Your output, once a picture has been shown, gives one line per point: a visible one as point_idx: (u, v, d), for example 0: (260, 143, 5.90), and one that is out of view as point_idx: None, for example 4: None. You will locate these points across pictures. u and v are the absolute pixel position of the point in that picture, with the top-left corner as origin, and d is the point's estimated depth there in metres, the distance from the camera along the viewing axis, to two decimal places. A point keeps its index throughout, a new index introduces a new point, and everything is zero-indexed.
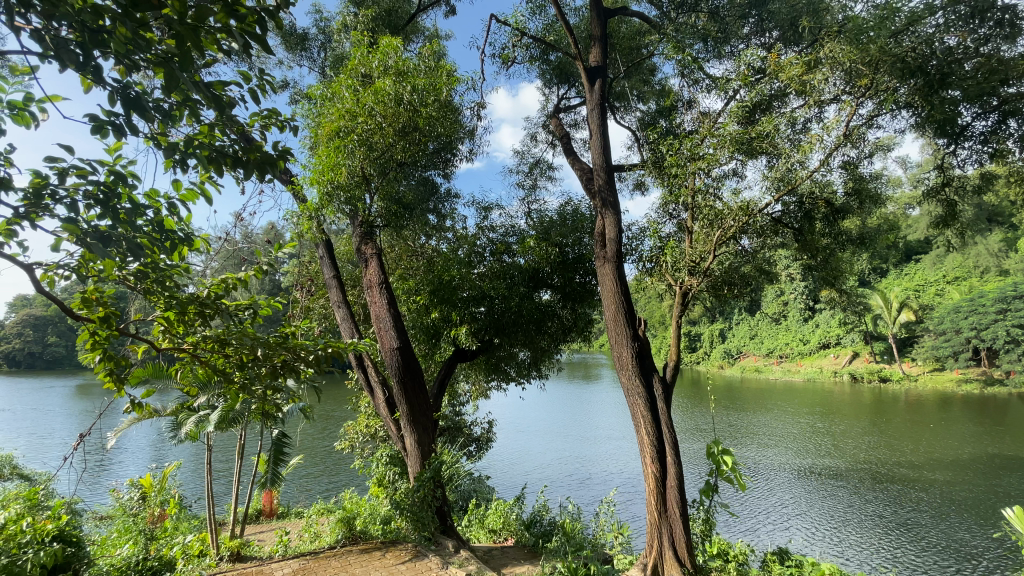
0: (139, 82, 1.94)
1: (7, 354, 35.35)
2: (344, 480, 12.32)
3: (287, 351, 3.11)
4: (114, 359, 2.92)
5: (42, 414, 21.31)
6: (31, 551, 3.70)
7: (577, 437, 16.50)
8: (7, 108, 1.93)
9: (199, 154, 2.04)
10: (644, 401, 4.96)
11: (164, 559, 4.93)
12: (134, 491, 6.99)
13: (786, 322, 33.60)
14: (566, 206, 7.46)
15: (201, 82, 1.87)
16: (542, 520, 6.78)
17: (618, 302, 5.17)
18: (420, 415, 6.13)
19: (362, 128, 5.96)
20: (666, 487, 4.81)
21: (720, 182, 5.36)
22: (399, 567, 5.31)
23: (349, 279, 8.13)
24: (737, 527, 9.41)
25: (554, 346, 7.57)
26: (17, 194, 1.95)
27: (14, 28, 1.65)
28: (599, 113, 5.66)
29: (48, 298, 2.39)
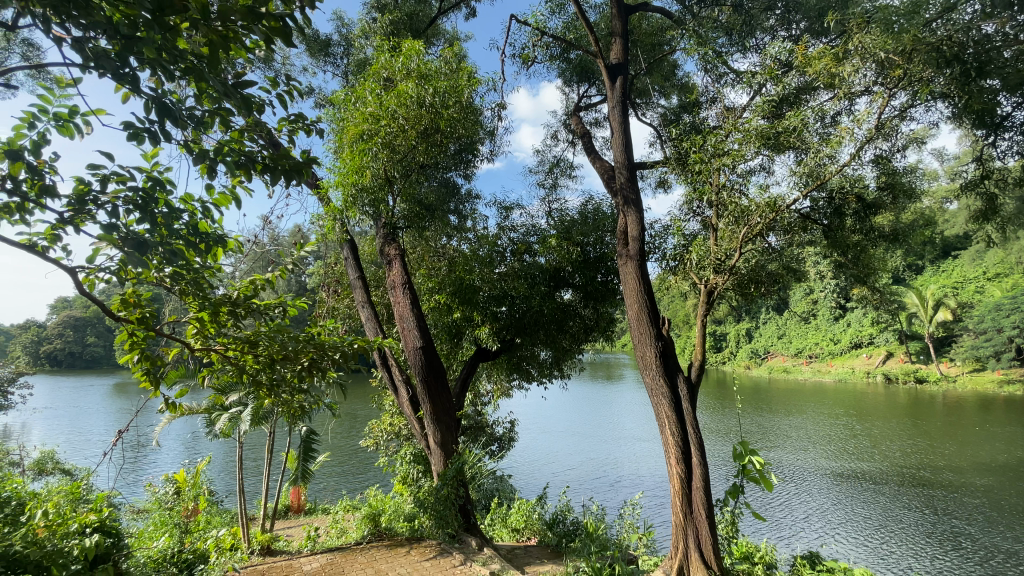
0: (173, 92, 2.01)
1: (50, 354, 36.95)
2: (370, 478, 12.51)
3: (314, 349, 3.19)
4: (150, 360, 3.03)
5: (81, 412, 22.11)
6: (74, 541, 3.88)
7: (600, 438, 16.37)
8: (54, 119, 2.02)
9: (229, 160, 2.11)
10: (668, 401, 4.89)
11: (198, 552, 5.18)
12: (170, 485, 7.26)
13: (816, 321, 32.67)
14: (587, 205, 7.46)
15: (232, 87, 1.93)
16: (565, 520, 6.69)
17: (641, 300, 5.11)
18: (443, 413, 6.19)
19: (385, 131, 6.03)
20: (691, 487, 4.74)
21: (745, 179, 5.27)
22: (423, 563, 5.34)
23: (373, 279, 8.27)
24: (767, 532, 9.19)
25: (576, 345, 7.53)
26: (61, 200, 2.05)
27: (56, 41, 1.72)
28: (620, 110, 5.61)
29: (89, 299, 2.50)
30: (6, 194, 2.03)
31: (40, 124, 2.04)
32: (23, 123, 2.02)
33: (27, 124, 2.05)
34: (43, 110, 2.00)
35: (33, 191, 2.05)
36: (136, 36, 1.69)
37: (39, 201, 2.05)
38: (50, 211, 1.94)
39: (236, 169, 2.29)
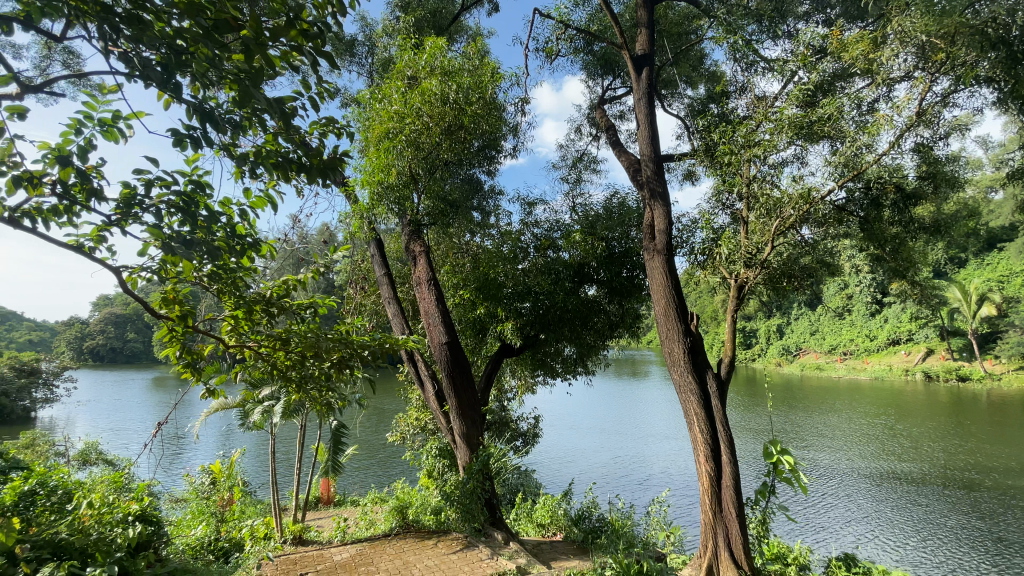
0: (213, 97, 2.06)
1: (93, 349, 38.62)
2: (396, 472, 12.69)
3: (344, 347, 3.25)
4: (189, 355, 3.15)
5: (124, 405, 23.07)
6: (120, 528, 4.08)
7: (625, 435, 16.23)
8: (99, 125, 2.10)
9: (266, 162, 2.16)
10: (697, 397, 4.80)
11: (233, 540, 5.76)
12: (206, 476, 7.53)
13: (850, 317, 31.61)
14: (612, 199, 7.37)
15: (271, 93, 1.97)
16: (591, 517, 6.60)
17: (668, 296, 5.03)
18: (469, 408, 6.23)
19: (410, 129, 6.08)
20: (721, 486, 4.65)
21: (777, 170, 5.12)
22: (451, 556, 5.39)
23: (399, 276, 8.39)
24: (799, 532, 8.98)
25: (601, 341, 7.45)
26: (109, 204, 2.13)
27: (105, 52, 1.78)
28: (647, 102, 5.51)
29: (132, 298, 2.59)
30: (56, 197, 2.11)
31: (87, 130, 2.12)
32: (71, 130, 2.09)
33: (73, 129, 2.13)
34: (88, 116, 2.08)
35: (81, 195, 2.12)
36: (180, 45, 1.73)
37: (88, 204, 2.13)
38: (99, 214, 2.02)
39: (273, 171, 2.34)
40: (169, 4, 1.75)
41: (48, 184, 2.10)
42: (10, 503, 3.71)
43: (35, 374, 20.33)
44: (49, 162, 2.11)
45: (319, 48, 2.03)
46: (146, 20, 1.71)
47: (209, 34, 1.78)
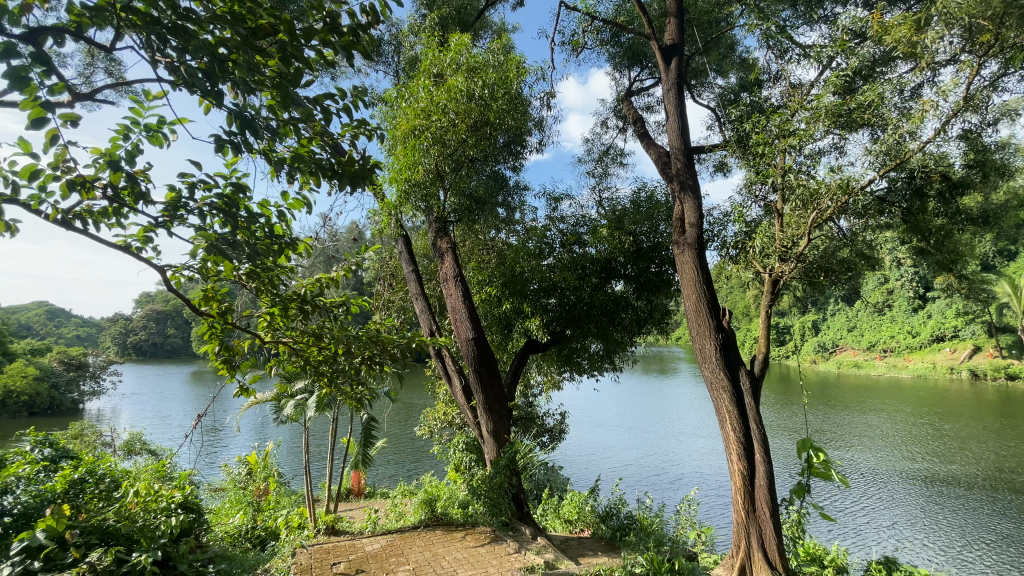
0: (253, 104, 2.11)
1: (136, 345, 40.42)
2: (424, 465, 12.86)
3: (376, 343, 3.31)
4: (228, 350, 3.25)
5: (166, 398, 24.07)
6: (164, 515, 4.28)
7: (653, 432, 16.04)
8: (145, 131, 2.17)
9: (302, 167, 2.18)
10: (730, 394, 4.69)
11: (269, 529, 5.99)
12: (243, 467, 7.80)
13: (891, 313, 30.37)
14: (640, 193, 7.28)
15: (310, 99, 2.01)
16: (619, 513, 6.55)
17: (699, 290, 4.92)
18: (496, 404, 6.26)
19: (436, 127, 6.12)
20: (754, 485, 4.55)
21: (813, 160, 4.95)
22: (479, 549, 5.43)
23: (426, 272, 8.49)
24: (835, 533, 8.74)
25: (629, 338, 7.33)
26: (156, 206, 2.21)
27: (153, 61, 1.84)
28: (676, 93, 5.40)
29: (176, 296, 2.69)
30: (107, 201, 2.21)
31: (134, 135, 2.19)
32: (119, 135, 2.18)
33: (122, 135, 2.21)
34: (136, 122, 2.15)
35: (129, 197, 2.21)
36: (223, 54, 1.77)
37: (137, 207, 2.21)
38: (147, 217, 2.09)
39: (308, 176, 2.38)
40: (211, 12, 1.79)
41: (99, 187, 2.18)
42: (61, 490, 3.95)
43: (83, 368, 21.41)
44: (99, 166, 2.19)
45: (354, 50, 2.06)
46: (191, 28, 1.75)
47: (250, 41, 1.82)
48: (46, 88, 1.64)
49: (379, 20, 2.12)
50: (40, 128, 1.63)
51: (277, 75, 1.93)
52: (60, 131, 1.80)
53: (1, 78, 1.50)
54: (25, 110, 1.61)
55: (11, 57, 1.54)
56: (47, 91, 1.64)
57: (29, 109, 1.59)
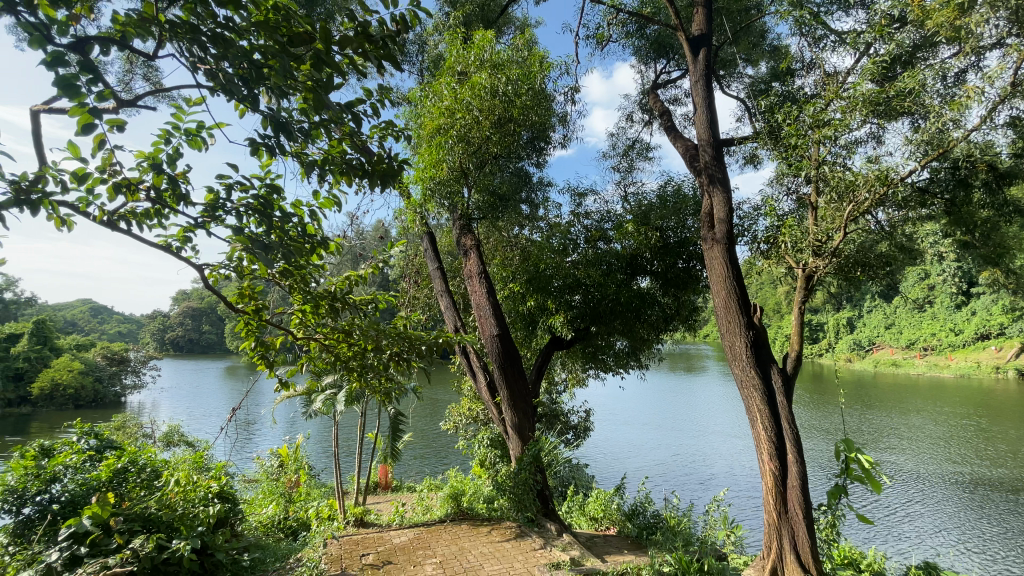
0: (286, 107, 2.16)
1: (174, 341, 42.02)
2: (450, 461, 12.96)
3: (404, 340, 3.36)
4: (262, 346, 3.36)
5: (202, 392, 24.92)
6: (202, 504, 4.44)
7: (680, 431, 15.80)
8: (185, 135, 2.25)
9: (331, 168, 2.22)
10: (761, 394, 4.57)
11: (300, 520, 6.15)
12: (275, 459, 8.03)
13: (932, 309, 29.10)
14: (666, 187, 7.17)
15: (342, 103, 2.05)
16: (645, 512, 6.48)
17: (729, 287, 4.81)
18: (520, 400, 6.28)
19: (461, 124, 6.14)
20: (786, 486, 4.44)
21: (849, 151, 4.78)
22: (505, 544, 5.46)
23: (450, 269, 8.56)
24: (871, 537, 8.46)
25: (655, 335, 7.18)
26: (196, 207, 2.28)
27: (192, 67, 1.90)
28: (704, 85, 5.28)
29: (213, 293, 2.79)
30: (150, 202, 2.30)
31: (174, 139, 2.27)
32: (161, 139, 2.25)
33: (163, 139, 2.29)
34: (176, 126, 2.22)
35: (170, 199, 2.29)
36: (260, 60, 1.82)
37: (178, 208, 2.29)
38: (187, 218, 2.17)
39: (339, 176, 2.43)
40: (247, 20, 1.83)
41: (143, 189, 2.27)
42: (105, 479, 4.18)
43: (124, 362, 22.33)
44: (143, 169, 2.28)
45: (383, 55, 2.08)
46: (230, 35, 1.81)
47: (285, 48, 1.87)
48: (94, 95, 1.71)
49: (408, 25, 2.14)
50: (88, 134, 1.70)
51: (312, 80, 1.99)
52: (106, 136, 1.88)
53: (53, 87, 1.58)
54: (75, 116, 1.69)
55: (61, 66, 1.61)
56: (95, 98, 1.71)
57: (78, 116, 1.66)
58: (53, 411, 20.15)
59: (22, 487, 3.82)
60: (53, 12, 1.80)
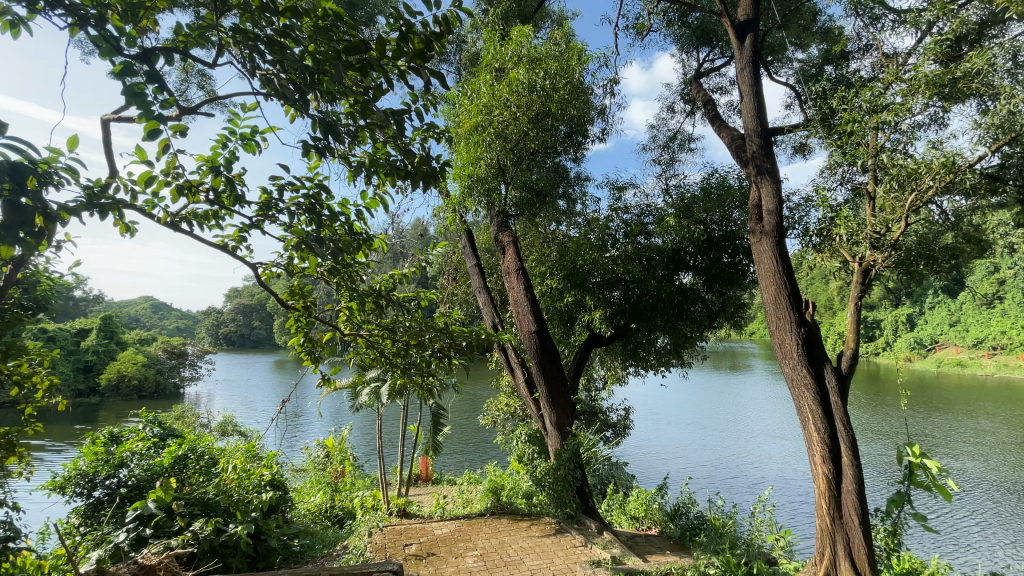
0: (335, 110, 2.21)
1: (227, 336, 44.24)
2: (488, 456, 13.06)
3: (446, 336, 3.42)
4: (311, 342, 3.48)
5: (253, 385, 26.14)
6: (256, 491, 4.66)
7: (723, 432, 15.34)
8: (240, 138, 2.34)
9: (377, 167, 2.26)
10: (813, 394, 4.37)
11: (346, 509, 6.37)
12: (321, 449, 8.33)
13: (1003, 305, 26.98)
14: (710, 179, 6.95)
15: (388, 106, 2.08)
16: (688, 513, 6.34)
17: (778, 281, 4.62)
18: (559, 397, 6.25)
19: (498, 121, 6.15)
20: (841, 490, 4.23)
21: (910, 136, 4.49)
22: (545, 539, 5.46)
23: (489, 266, 8.61)
24: (934, 547, 7.96)
25: (698, 332, 7.02)
26: (251, 207, 2.38)
27: (248, 74, 1.97)
28: (751, 71, 5.07)
29: (266, 290, 2.91)
30: (209, 204, 2.41)
31: (231, 143, 2.37)
32: (219, 143, 2.36)
33: (221, 143, 2.39)
34: (232, 131, 2.32)
35: (228, 200, 2.40)
36: (312, 64, 1.87)
37: (235, 209, 2.39)
38: (243, 217, 2.26)
39: (385, 176, 2.48)
40: (298, 27, 1.88)
41: (202, 191, 2.39)
42: (168, 465, 4.46)
43: (183, 356, 23.70)
44: (202, 172, 2.39)
45: (427, 55, 2.09)
46: (284, 39, 1.86)
47: (339, 50, 1.92)
48: (160, 102, 1.80)
49: (451, 26, 2.12)
50: (154, 139, 1.79)
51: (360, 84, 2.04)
52: (170, 141, 1.98)
53: (121, 96, 1.67)
54: (142, 123, 1.78)
55: (130, 76, 1.70)
56: (160, 106, 1.81)
57: (144, 123, 1.75)
58: (119, 402, 21.64)
59: (93, 472, 4.21)
60: (122, 26, 1.91)
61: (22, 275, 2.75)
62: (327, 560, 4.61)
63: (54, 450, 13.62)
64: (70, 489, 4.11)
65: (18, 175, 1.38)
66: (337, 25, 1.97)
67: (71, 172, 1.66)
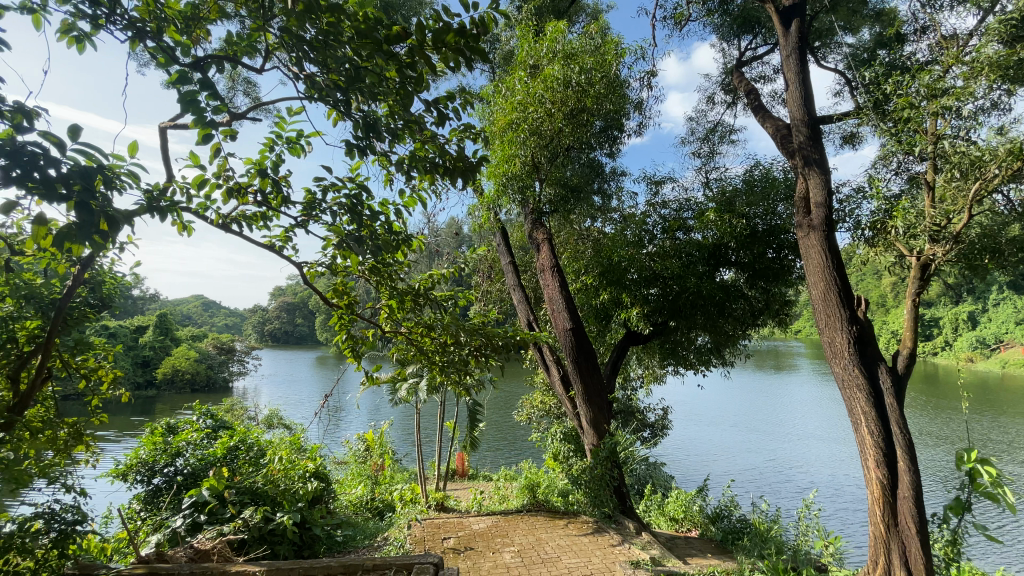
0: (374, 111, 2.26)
1: (272, 333, 46.07)
2: (524, 453, 13.10)
3: (484, 335, 3.44)
4: (354, 338, 3.58)
5: (297, 380, 27.12)
6: (301, 481, 4.83)
7: (767, 434, 14.82)
8: (286, 142, 2.44)
9: (415, 166, 2.30)
10: (866, 395, 4.15)
11: (386, 501, 6.52)
12: (361, 443, 8.56)
13: None
14: (752, 172, 6.73)
15: (427, 105, 2.11)
16: (730, 516, 6.16)
17: (828, 277, 4.41)
18: (595, 395, 6.20)
19: (533, 118, 6.14)
20: (896, 496, 4.02)
21: (974, 122, 4.20)
22: (582, 538, 5.43)
23: (523, 263, 8.62)
24: (1002, 560, 7.43)
25: (741, 330, 6.80)
26: (296, 208, 2.47)
27: (295, 80, 2.04)
28: (797, 58, 4.87)
29: (311, 288, 3.02)
30: (257, 205, 2.52)
31: (278, 147, 2.46)
32: (267, 147, 2.46)
33: (269, 147, 2.49)
34: (279, 135, 2.41)
35: (275, 201, 2.50)
36: (353, 65, 1.92)
37: (282, 210, 2.49)
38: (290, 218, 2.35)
39: (424, 175, 2.52)
40: (341, 31, 1.94)
41: (251, 193, 2.49)
42: (221, 455, 4.69)
43: (231, 352, 24.84)
44: (251, 175, 2.50)
45: (466, 54, 2.10)
46: (326, 43, 1.91)
47: (381, 49, 1.95)
48: (212, 108, 1.90)
49: (487, 28, 2.13)
50: (207, 144, 1.89)
51: (398, 85, 2.07)
52: (221, 145, 2.08)
53: (178, 104, 1.76)
54: (196, 129, 1.88)
55: (185, 84, 1.79)
56: (213, 112, 1.90)
57: (197, 129, 1.84)
58: (174, 395, 22.88)
59: (153, 460, 4.49)
60: (178, 37, 2.01)
61: (89, 275, 2.95)
62: (369, 550, 4.74)
63: (114, 440, 14.51)
64: (132, 476, 4.39)
65: (88, 178, 1.47)
66: (377, 27, 2.01)
67: (133, 176, 1.76)
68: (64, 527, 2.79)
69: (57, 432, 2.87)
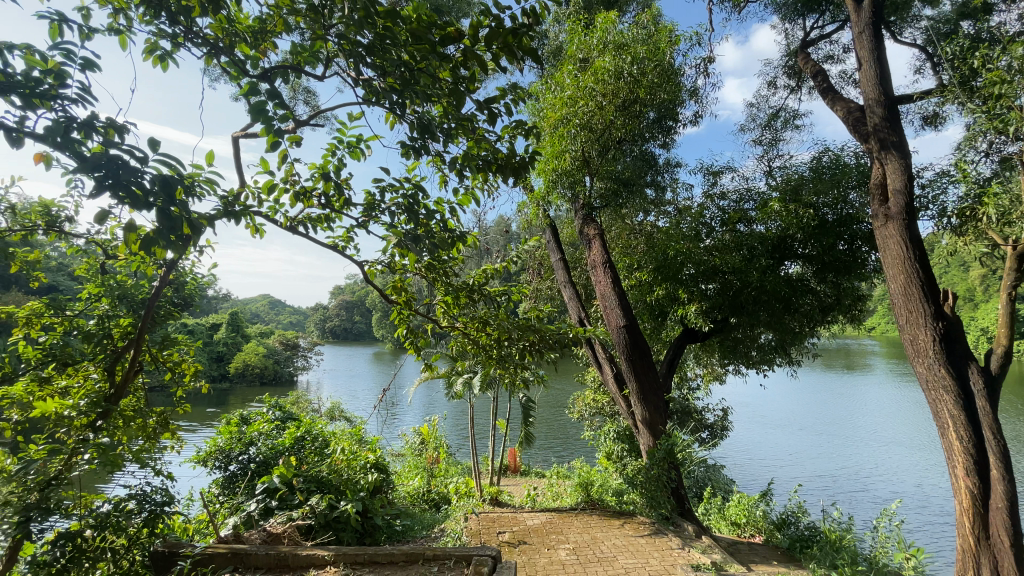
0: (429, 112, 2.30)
1: (332, 330, 48.30)
2: (577, 451, 13.01)
3: (538, 331, 3.44)
4: (412, 334, 3.69)
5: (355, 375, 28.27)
6: (363, 472, 5.04)
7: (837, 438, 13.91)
8: (347, 147, 2.54)
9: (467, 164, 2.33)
10: (956, 399, 3.78)
11: (442, 494, 6.67)
12: (417, 436, 8.81)
13: None
14: (820, 159, 6.33)
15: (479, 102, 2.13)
16: (798, 523, 5.84)
17: (910, 270, 4.06)
18: (651, 393, 6.05)
19: (583, 112, 6.07)
20: (990, 508, 3.68)
21: None
22: (639, 539, 5.33)
23: (575, 259, 8.54)
24: None
25: (809, 327, 6.41)
26: (357, 208, 2.58)
27: (354, 85, 2.12)
28: (870, 33, 4.52)
29: (371, 285, 3.14)
30: (321, 207, 2.64)
31: (340, 151, 2.57)
32: (329, 152, 2.57)
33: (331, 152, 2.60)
34: (340, 140, 2.52)
35: (338, 203, 2.62)
36: (408, 67, 1.96)
37: (344, 211, 2.60)
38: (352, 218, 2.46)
39: (476, 173, 2.54)
40: (396, 34, 1.99)
41: (315, 196, 2.62)
42: (290, 445, 4.97)
43: (296, 348, 26.28)
44: (315, 179, 2.62)
45: (517, 49, 2.10)
46: (383, 47, 1.97)
47: (434, 49, 1.98)
48: (279, 117, 2.00)
49: (538, 19, 2.11)
50: (275, 150, 2.00)
51: (451, 85, 2.10)
52: (288, 150, 2.19)
53: (249, 114, 1.87)
54: (264, 136, 1.99)
55: (255, 95, 1.90)
56: (279, 120, 2.00)
57: (266, 136, 1.95)
58: (245, 387, 24.51)
59: (229, 448, 4.82)
60: (248, 51, 2.14)
61: (173, 276, 3.21)
62: (427, 541, 4.88)
63: (193, 429, 15.70)
64: (211, 462, 4.74)
65: (167, 187, 1.58)
66: (431, 28, 2.04)
67: (210, 182, 1.90)
68: (154, 507, 3.05)
69: (147, 420, 3.14)
